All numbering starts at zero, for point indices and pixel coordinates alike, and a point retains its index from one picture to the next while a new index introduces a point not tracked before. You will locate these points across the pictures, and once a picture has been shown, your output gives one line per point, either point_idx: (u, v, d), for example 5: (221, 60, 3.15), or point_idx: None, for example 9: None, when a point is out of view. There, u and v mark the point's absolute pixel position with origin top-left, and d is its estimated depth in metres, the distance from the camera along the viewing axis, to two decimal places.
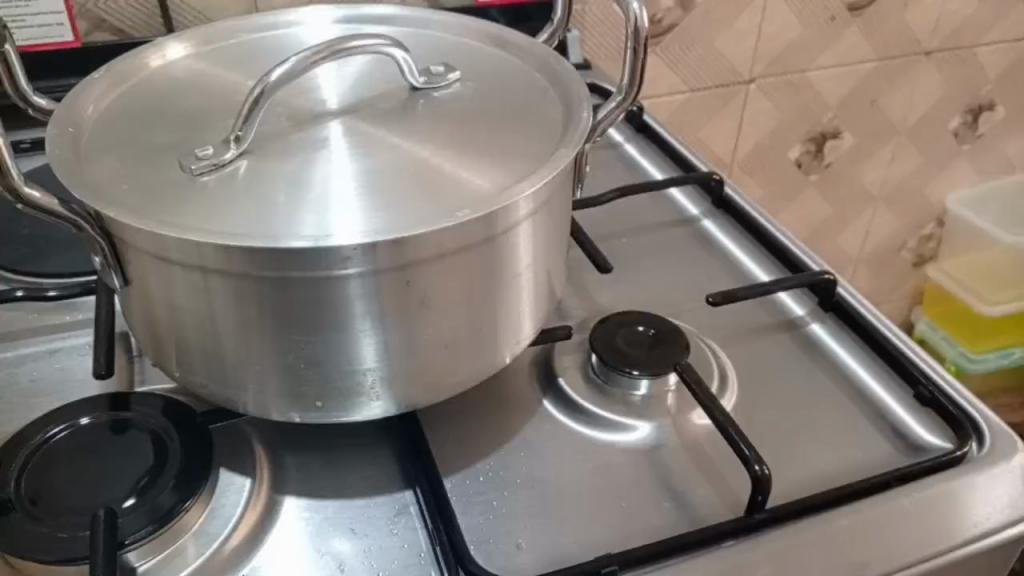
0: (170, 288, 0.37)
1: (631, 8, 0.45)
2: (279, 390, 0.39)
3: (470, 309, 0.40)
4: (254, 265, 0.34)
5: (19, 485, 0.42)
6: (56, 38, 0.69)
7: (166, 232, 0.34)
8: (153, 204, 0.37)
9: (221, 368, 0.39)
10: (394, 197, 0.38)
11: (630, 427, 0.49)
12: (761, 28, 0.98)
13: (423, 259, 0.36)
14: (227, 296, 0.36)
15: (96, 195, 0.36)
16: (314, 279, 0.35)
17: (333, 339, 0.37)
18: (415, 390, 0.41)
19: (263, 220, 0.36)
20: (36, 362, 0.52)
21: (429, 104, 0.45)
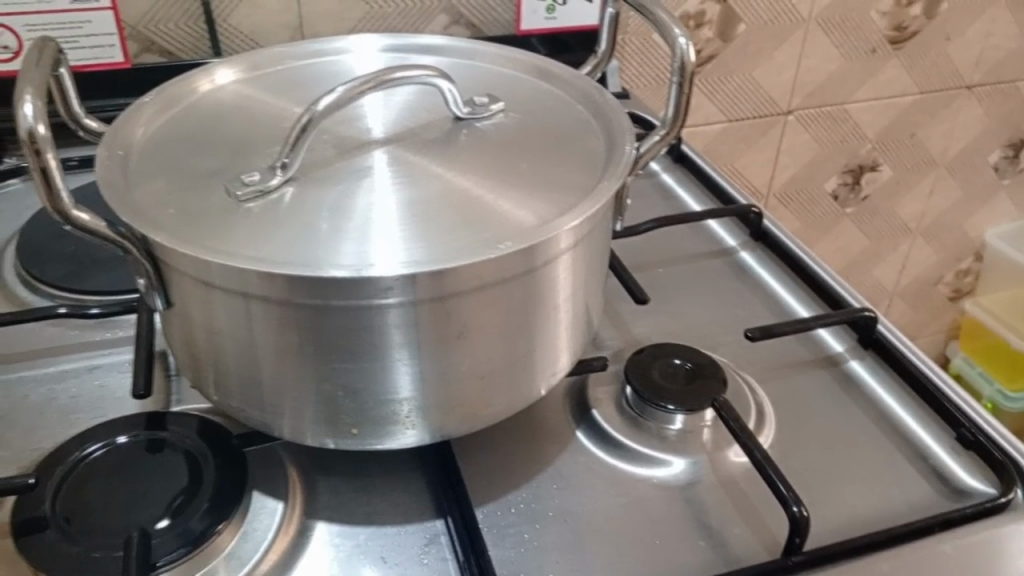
0: (212, 313, 0.37)
1: (678, 43, 0.45)
2: (315, 416, 0.39)
3: (508, 341, 0.39)
4: (295, 293, 0.35)
5: (55, 503, 0.43)
6: (107, 59, 0.70)
7: (211, 258, 0.35)
8: (199, 231, 0.37)
9: (259, 393, 0.39)
10: (435, 227, 0.38)
11: (666, 463, 0.48)
12: (801, 60, 0.97)
13: (463, 291, 0.36)
14: (268, 323, 0.36)
15: (143, 220, 0.37)
16: (354, 308, 0.35)
17: (370, 369, 0.37)
18: (450, 420, 0.41)
19: (307, 248, 0.37)
20: (75, 379, 0.52)
21: (471, 135, 0.45)
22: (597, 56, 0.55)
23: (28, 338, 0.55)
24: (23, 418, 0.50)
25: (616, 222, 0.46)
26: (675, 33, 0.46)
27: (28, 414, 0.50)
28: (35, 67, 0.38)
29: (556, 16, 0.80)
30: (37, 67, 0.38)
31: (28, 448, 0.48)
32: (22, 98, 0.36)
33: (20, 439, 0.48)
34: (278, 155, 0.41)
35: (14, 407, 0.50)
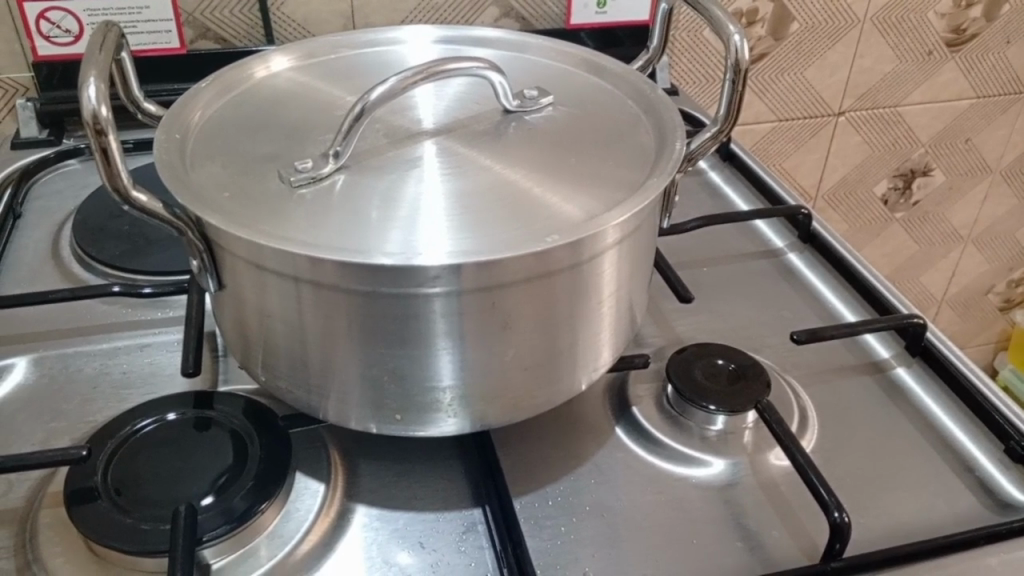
0: (263, 296, 0.38)
1: (732, 41, 0.45)
2: (360, 401, 0.40)
3: (552, 334, 0.40)
4: (346, 278, 0.35)
5: (106, 475, 0.44)
6: (164, 44, 0.72)
7: (265, 242, 0.35)
8: (253, 214, 0.38)
9: (306, 376, 0.40)
10: (483, 219, 0.39)
11: (705, 463, 0.48)
12: (854, 60, 0.96)
13: (511, 281, 0.36)
14: (317, 308, 0.37)
15: (200, 201, 0.37)
16: (402, 296, 0.36)
17: (416, 356, 0.38)
18: (494, 409, 0.41)
19: (358, 235, 0.37)
20: (127, 356, 0.54)
21: (522, 129, 0.45)
22: (649, 52, 0.54)
23: (83, 314, 0.57)
24: (78, 392, 0.51)
25: (665, 218, 0.47)
26: (730, 29, 0.46)
27: (82, 388, 0.51)
28: (98, 49, 0.39)
29: (607, 10, 0.80)
30: (100, 49, 0.39)
31: (82, 421, 0.49)
32: (86, 79, 0.37)
33: (74, 412, 0.50)
34: (331, 143, 0.41)
35: (69, 381, 0.52)
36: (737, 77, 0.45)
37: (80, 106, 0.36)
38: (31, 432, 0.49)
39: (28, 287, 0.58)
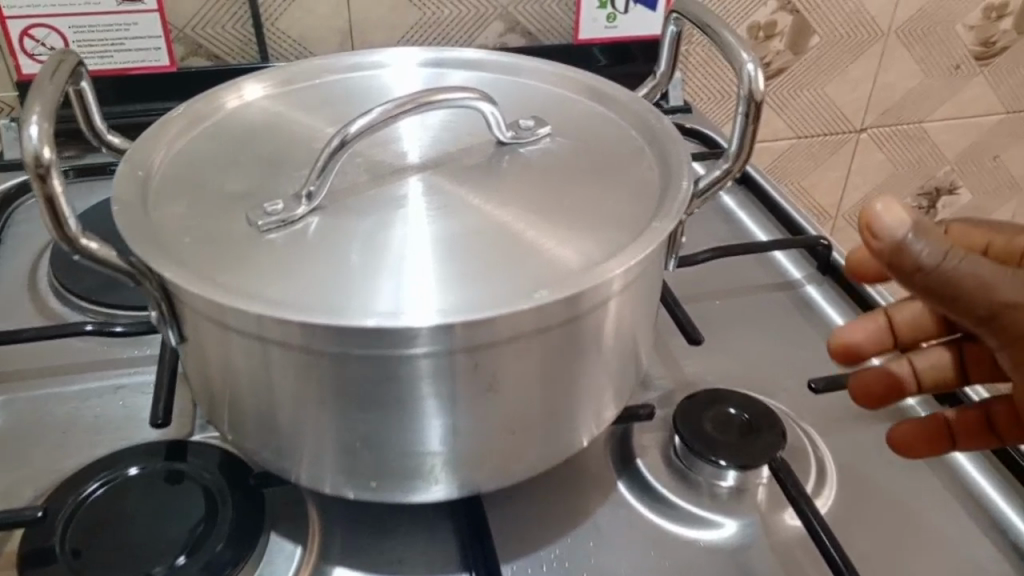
0: (227, 353, 0.35)
1: (744, 70, 0.41)
2: (334, 466, 0.37)
3: (545, 395, 0.36)
4: (314, 340, 0.32)
5: (65, 537, 0.41)
6: (153, 62, 0.69)
7: (227, 299, 0.32)
8: (216, 264, 0.35)
9: (275, 438, 0.37)
10: (468, 269, 0.35)
11: (715, 523, 0.45)
12: (877, 75, 0.92)
13: (500, 341, 0.33)
14: (285, 369, 0.33)
15: (159, 250, 0.34)
16: (377, 358, 0.32)
17: (395, 421, 0.34)
18: (483, 474, 0.37)
19: (329, 289, 0.34)
20: (100, 398, 0.51)
21: (517, 163, 0.41)
22: (656, 78, 0.51)
23: (57, 352, 0.53)
24: (44, 438, 0.48)
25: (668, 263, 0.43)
26: (743, 58, 0.42)
27: (49, 434, 0.48)
28: (49, 79, 0.37)
29: (617, 25, 0.76)
30: (51, 78, 0.37)
31: (46, 471, 0.46)
32: (28, 118, 0.34)
33: (39, 460, 0.47)
34: (305, 181, 0.38)
35: (36, 425, 0.49)
36: (750, 109, 0.42)
37: (22, 148, 0.34)
38: None
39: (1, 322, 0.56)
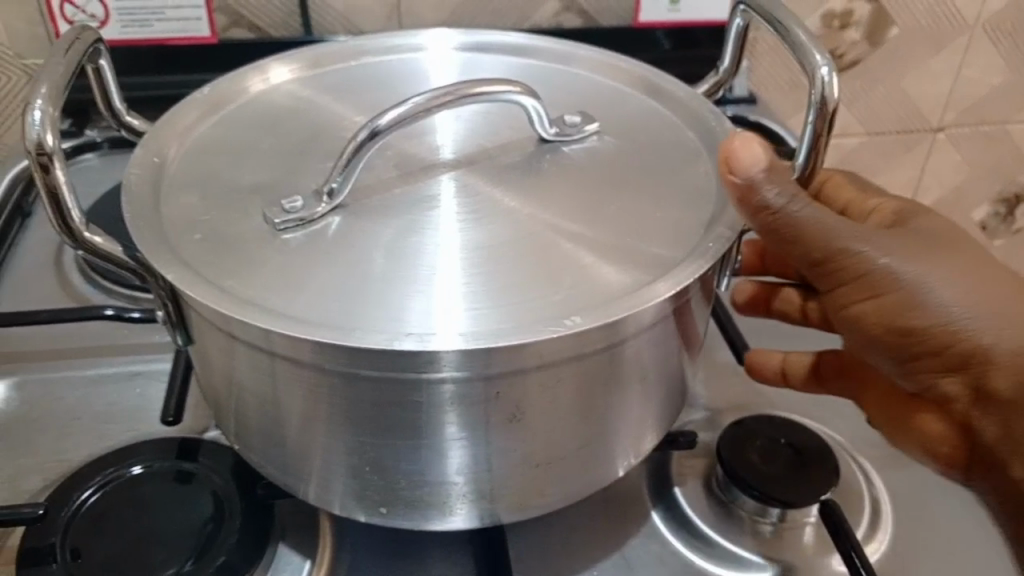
0: (233, 363, 0.32)
1: (818, 77, 0.37)
2: (342, 488, 0.34)
3: (576, 428, 0.33)
4: (325, 358, 0.29)
5: (65, 537, 0.39)
6: (193, 33, 0.67)
7: (234, 309, 0.29)
8: (225, 266, 0.32)
9: (282, 455, 0.34)
10: (498, 285, 0.32)
11: (754, 565, 0.41)
12: (960, 71, 0.85)
13: (530, 369, 0.29)
14: (294, 386, 0.31)
15: (166, 249, 0.32)
16: (390, 381, 0.29)
17: (411, 447, 0.31)
18: (505, 506, 0.34)
19: (346, 302, 0.31)
20: (116, 385, 0.49)
21: (559, 164, 0.38)
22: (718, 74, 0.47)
23: (76, 333, 0.52)
24: (57, 425, 0.47)
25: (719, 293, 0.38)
26: (817, 59, 0.38)
27: (62, 421, 0.47)
28: (61, 58, 0.35)
29: (681, 9, 0.71)
30: (64, 56, 0.36)
31: (57, 460, 0.45)
32: (32, 101, 0.32)
33: (50, 448, 0.45)
34: (327, 177, 0.35)
35: (49, 410, 0.47)
36: (823, 117, 0.37)
37: (25, 135, 0.32)
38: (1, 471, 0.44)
39: (21, 300, 0.54)
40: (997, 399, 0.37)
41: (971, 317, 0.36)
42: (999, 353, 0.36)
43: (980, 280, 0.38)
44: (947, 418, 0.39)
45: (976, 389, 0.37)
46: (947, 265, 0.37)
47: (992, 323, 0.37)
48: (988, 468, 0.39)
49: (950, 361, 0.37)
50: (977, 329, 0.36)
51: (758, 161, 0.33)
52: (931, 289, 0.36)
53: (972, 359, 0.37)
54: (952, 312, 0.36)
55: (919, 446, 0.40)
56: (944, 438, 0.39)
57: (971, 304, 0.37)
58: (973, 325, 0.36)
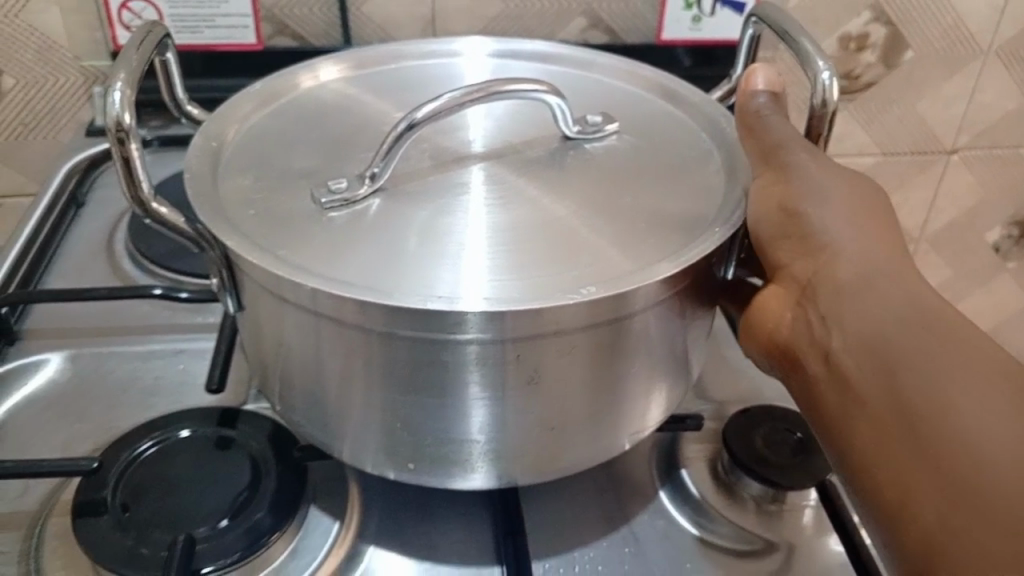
0: (280, 325, 0.35)
1: (819, 81, 0.40)
2: (375, 445, 0.37)
3: (591, 394, 0.36)
4: (364, 318, 0.32)
5: (117, 490, 0.43)
6: (240, 40, 0.71)
7: (285, 272, 0.33)
8: (276, 238, 0.35)
9: (321, 414, 0.37)
10: (521, 260, 0.35)
11: (756, 542, 0.44)
12: (974, 94, 0.88)
13: (548, 333, 0.33)
14: (335, 345, 0.34)
15: (224, 221, 0.35)
16: (423, 341, 0.32)
17: (438, 406, 0.34)
18: (521, 467, 0.37)
19: (384, 271, 0.34)
20: (162, 360, 0.52)
21: (579, 159, 0.41)
22: (730, 82, 0.50)
23: (127, 312, 0.56)
24: (107, 395, 0.50)
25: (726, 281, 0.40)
26: (819, 65, 0.41)
27: (113, 391, 0.50)
28: (135, 49, 0.39)
29: (702, 28, 0.75)
30: (138, 48, 0.40)
31: (107, 426, 0.48)
32: (113, 83, 0.36)
33: (101, 415, 0.49)
34: (369, 163, 0.38)
35: (101, 381, 0.51)
36: (823, 115, 0.41)
37: (104, 113, 0.36)
38: (56, 433, 0.48)
39: (75, 281, 0.58)
40: (840, 293, 0.36)
41: (841, 232, 0.37)
42: (852, 261, 0.36)
43: (872, 219, 0.38)
44: (811, 308, 0.37)
45: (818, 280, 0.37)
46: (843, 193, 0.38)
47: (873, 254, 0.37)
48: (812, 357, 0.37)
49: (805, 250, 0.37)
50: (842, 235, 0.37)
51: (763, 85, 0.42)
52: (813, 184, 0.38)
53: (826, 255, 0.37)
54: (824, 218, 0.38)
55: (780, 324, 0.39)
56: (801, 320, 0.37)
57: (853, 226, 0.37)
58: (838, 236, 0.37)
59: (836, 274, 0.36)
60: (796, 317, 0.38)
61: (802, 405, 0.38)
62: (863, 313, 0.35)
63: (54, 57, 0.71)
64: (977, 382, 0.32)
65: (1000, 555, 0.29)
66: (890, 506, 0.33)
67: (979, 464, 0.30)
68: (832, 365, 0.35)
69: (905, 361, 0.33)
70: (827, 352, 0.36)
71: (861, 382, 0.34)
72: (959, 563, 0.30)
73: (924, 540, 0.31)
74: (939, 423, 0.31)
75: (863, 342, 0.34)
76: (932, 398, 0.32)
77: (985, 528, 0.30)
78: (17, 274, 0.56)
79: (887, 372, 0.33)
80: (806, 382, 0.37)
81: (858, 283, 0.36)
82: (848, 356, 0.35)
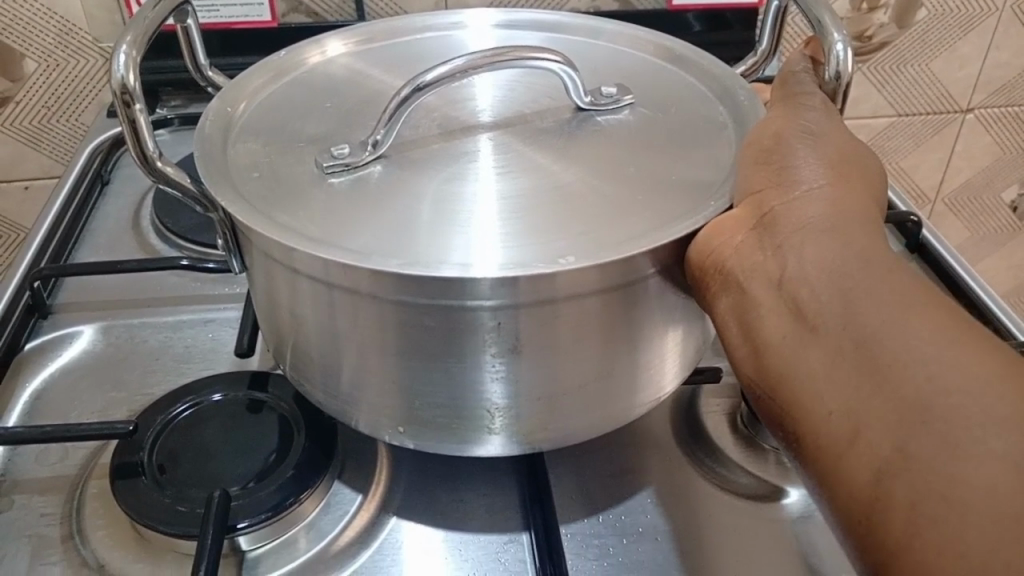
0: (295, 296, 0.36)
1: (833, 53, 0.42)
2: (385, 412, 0.38)
3: (601, 359, 0.36)
4: (383, 285, 0.33)
5: (153, 451, 0.44)
6: (255, 17, 0.72)
7: (293, 242, 0.34)
8: (280, 205, 0.36)
9: (334, 382, 0.38)
10: (524, 220, 0.36)
11: (776, 491, 0.45)
12: (989, 53, 0.87)
13: (557, 298, 0.33)
14: (350, 314, 0.35)
15: (230, 187, 0.36)
16: (443, 308, 0.33)
17: (451, 373, 0.36)
18: (532, 432, 0.38)
19: (387, 233, 0.35)
20: (191, 330, 0.54)
21: (595, 129, 0.42)
22: (757, 54, 0.50)
23: (154, 286, 0.57)
24: (140, 364, 0.52)
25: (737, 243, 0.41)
26: (833, 36, 0.42)
27: (144, 360, 0.52)
28: (150, 12, 0.41)
29: None
30: (153, 10, 0.42)
31: (140, 393, 0.49)
32: (118, 47, 0.39)
33: (134, 382, 0.50)
34: (371, 131, 0.39)
35: (132, 352, 0.52)
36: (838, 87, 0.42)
37: (110, 77, 0.38)
38: (91, 401, 0.49)
39: (103, 256, 0.60)
40: (805, 229, 0.35)
41: (816, 184, 0.37)
42: (822, 204, 0.36)
43: (845, 176, 0.38)
44: (765, 237, 0.35)
45: (781, 211, 0.36)
46: (828, 153, 0.38)
47: (842, 202, 0.36)
48: (762, 288, 0.35)
49: (778, 182, 0.36)
50: (817, 187, 0.37)
51: None
52: (801, 141, 0.38)
53: (795, 194, 0.36)
54: (801, 170, 0.37)
55: (724, 248, 0.35)
56: (752, 247, 0.35)
57: (827, 182, 0.37)
58: (810, 186, 0.37)
59: (803, 216, 0.35)
60: (746, 243, 0.35)
61: (740, 344, 0.35)
62: (828, 250, 0.34)
63: (74, 39, 0.73)
64: (945, 321, 0.30)
65: (965, 483, 0.26)
66: (841, 443, 0.30)
67: (948, 387, 0.28)
68: (789, 296, 0.34)
69: (868, 292, 0.32)
70: (782, 281, 0.34)
71: (818, 302, 0.33)
72: (916, 489, 0.27)
73: (877, 469, 0.29)
74: (906, 351, 0.30)
75: (825, 267, 0.33)
76: (899, 329, 0.30)
77: (951, 453, 0.27)
78: (47, 250, 0.57)
79: (848, 293, 0.32)
80: (749, 315, 0.35)
81: (826, 223, 0.35)
82: (806, 279, 0.33)
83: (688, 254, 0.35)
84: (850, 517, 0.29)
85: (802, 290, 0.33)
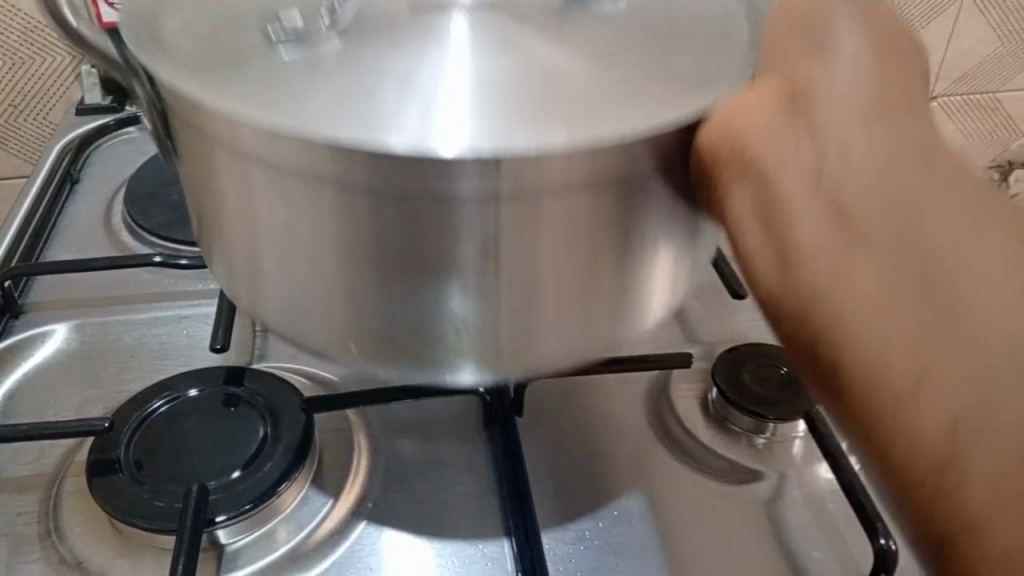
0: (241, 184, 0.31)
1: None
2: (337, 326, 0.33)
3: (584, 267, 0.31)
4: (341, 173, 0.28)
5: (130, 446, 0.44)
6: None
7: (235, 108, 0.28)
8: (214, 78, 0.30)
9: (280, 289, 0.33)
10: (515, 96, 0.29)
11: (747, 472, 0.46)
12: (951, 42, 0.89)
13: (542, 190, 0.28)
14: (290, 203, 0.30)
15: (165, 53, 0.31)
16: (415, 192, 0.28)
17: (413, 276, 0.30)
18: (506, 361, 0.33)
19: (333, 113, 0.28)
20: (164, 326, 0.54)
21: (586, 17, 0.33)
22: None
23: (127, 283, 0.57)
24: (115, 360, 0.51)
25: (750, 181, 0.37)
26: None
27: (120, 357, 0.52)
28: None
29: None
30: None
31: (116, 389, 0.49)
32: None
33: (109, 379, 0.50)
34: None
35: (107, 348, 0.52)
36: None
37: None
38: (66, 398, 0.49)
39: (76, 254, 0.59)
40: (848, 116, 0.29)
41: (856, 59, 0.31)
42: (862, 85, 0.30)
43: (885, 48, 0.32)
44: (801, 120, 0.29)
45: (815, 90, 0.30)
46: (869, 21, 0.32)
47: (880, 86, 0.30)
48: (796, 181, 0.28)
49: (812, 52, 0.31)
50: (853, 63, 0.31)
51: None
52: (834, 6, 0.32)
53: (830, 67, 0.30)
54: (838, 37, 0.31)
55: (749, 123, 0.29)
56: (783, 127, 0.29)
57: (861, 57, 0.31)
58: (848, 58, 0.31)
59: (844, 98, 0.29)
60: (776, 121, 0.29)
61: (764, 249, 0.29)
62: (875, 142, 0.28)
63: (39, 36, 0.72)
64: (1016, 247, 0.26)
65: None
66: (903, 381, 0.25)
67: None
68: (831, 199, 0.28)
69: (931, 207, 0.27)
70: (822, 176, 0.28)
71: (872, 212, 0.27)
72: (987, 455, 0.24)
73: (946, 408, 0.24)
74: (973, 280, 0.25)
75: (876, 168, 0.28)
76: (969, 253, 0.26)
77: None
78: (18, 249, 0.57)
79: (909, 207, 0.27)
80: (777, 211, 0.29)
81: (870, 114, 0.29)
82: (857, 182, 0.28)
83: (699, 139, 0.29)
84: (905, 467, 0.25)
85: (850, 195, 0.28)
